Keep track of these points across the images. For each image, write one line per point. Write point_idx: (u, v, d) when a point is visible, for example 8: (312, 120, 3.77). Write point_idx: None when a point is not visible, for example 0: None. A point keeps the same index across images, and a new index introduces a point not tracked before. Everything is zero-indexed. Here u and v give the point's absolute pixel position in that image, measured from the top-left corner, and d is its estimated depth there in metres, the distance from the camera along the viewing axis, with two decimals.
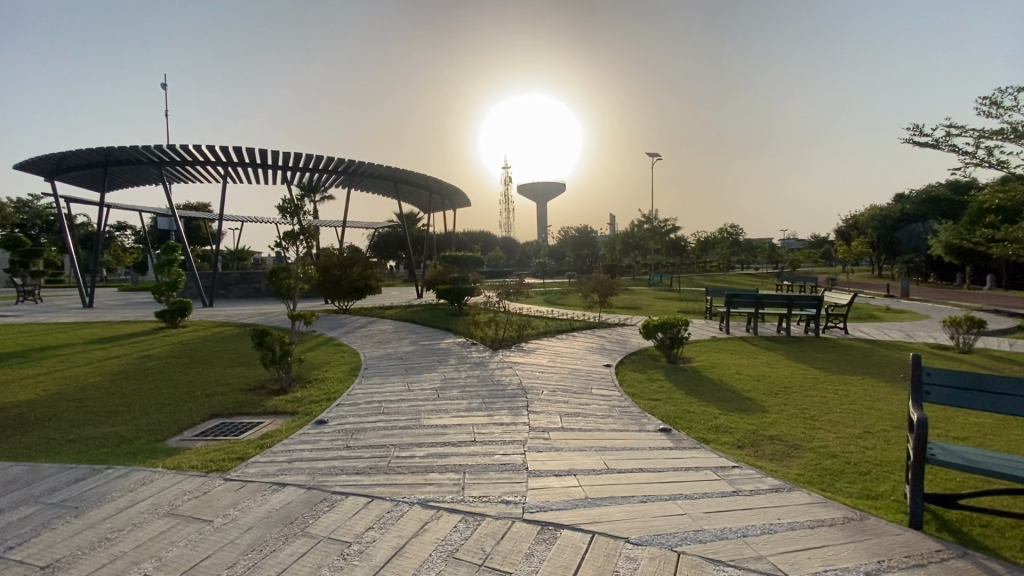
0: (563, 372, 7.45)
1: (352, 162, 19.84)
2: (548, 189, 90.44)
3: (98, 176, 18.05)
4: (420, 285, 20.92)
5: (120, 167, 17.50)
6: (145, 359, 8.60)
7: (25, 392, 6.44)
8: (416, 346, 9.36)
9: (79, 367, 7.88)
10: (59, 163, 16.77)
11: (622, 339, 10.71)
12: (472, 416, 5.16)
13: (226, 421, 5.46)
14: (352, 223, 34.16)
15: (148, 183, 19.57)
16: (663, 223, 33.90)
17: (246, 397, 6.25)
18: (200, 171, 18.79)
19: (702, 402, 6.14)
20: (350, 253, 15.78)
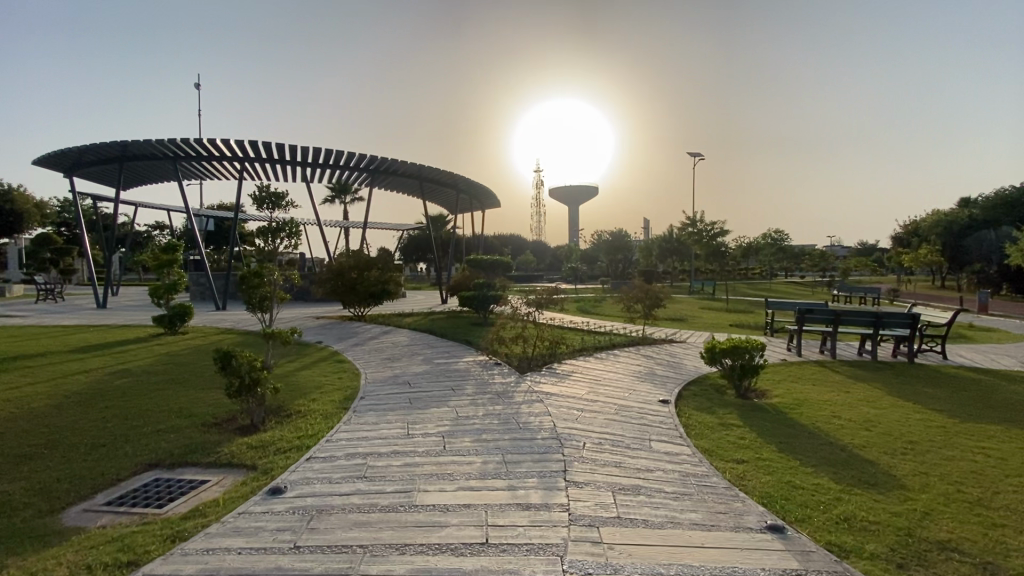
0: (608, 409, 5.81)
1: (376, 159, 18.66)
2: (581, 194, 88.20)
3: (115, 171, 17.37)
4: (444, 291, 19.57)
5: (137, 162, 16.74)
6: (118, 373, 7.41)
7: None
8: (429, 367, 7.91)
9: (35, 380, 6.71)
10: (74, 158, 16.12)
11: (675, 362, 8.93)
12: (485, 491, 3.62)
13: (161, 478, 4.07)
14: (380, 224, 33.31)
15: (168, 179, 18.88)
16: (708, 228, 31.63)
17: (204, 437, 4.89)
18: (219, 166, 17.95)
19: (808, 468, 4.42)
20: (367, 255, 14.53)
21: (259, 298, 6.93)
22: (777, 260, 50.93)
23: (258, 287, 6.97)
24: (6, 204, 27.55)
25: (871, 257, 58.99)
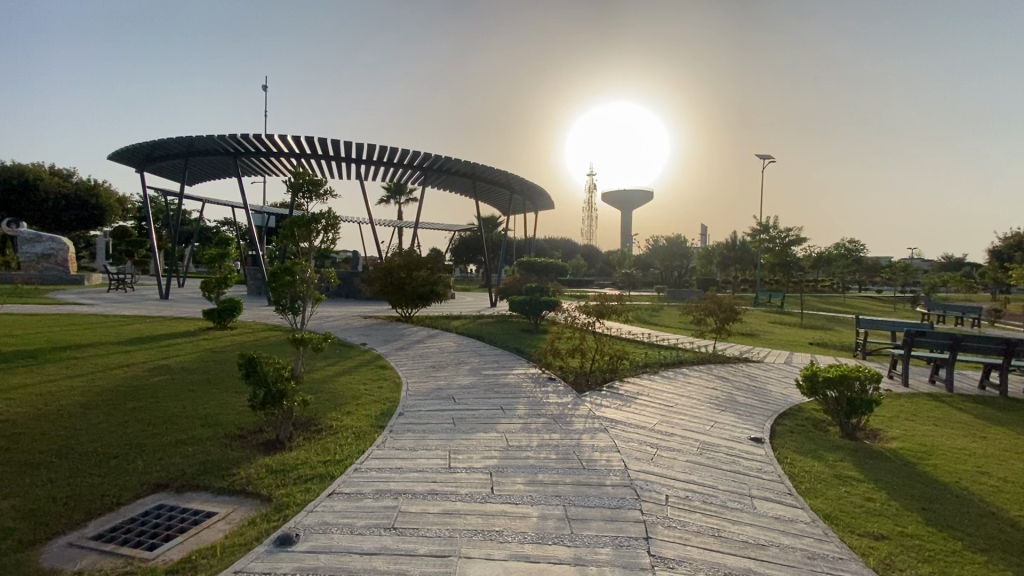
0: (689, 446, 4.78)
1: (431, 157, 18.24)
2: (636, 198, 85.77)
3: (182, 166, 17.90)
4: (494, 294, 18.89)
5: (202, 157, 17.15)
6: (157, 370, 7.08)
7: None
8: (476, 379, 7.14)
9: (73, 373, 6.44)
10: (144, 153, 16.71)
11: (756, 387, 7.71)
12: (544, 564, 2.75)
13: (165, 504, 3.46)
14: (432, 225, 33.24)
15: (230, 175, 19.31)
16: (778, 236, 29.29)
17: (224, 453, 4.29)
18: (278, 163, 18.14)
19: (981, 558, 3.25)
20: (417, 255, 14.04)
21: (290, 299, 6.33)
22: (850, 272, 47.04)
23: (289, 285, 6.28)
24: (92, 199, 29.45)
25: (958, 272, 53.58)
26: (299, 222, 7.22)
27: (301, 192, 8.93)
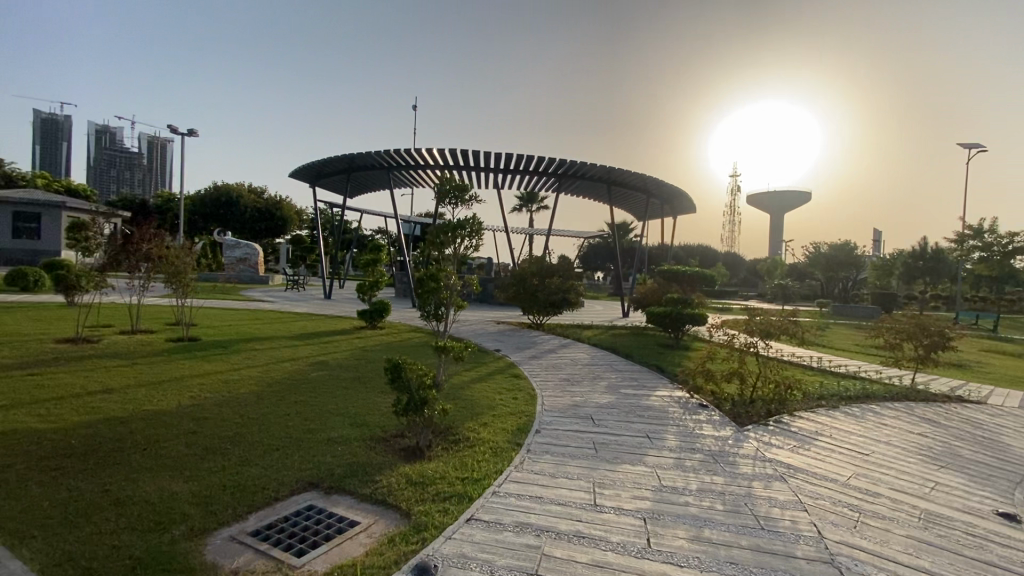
0: (906, 517, 3.67)
1: (566, 163, 17.97)
2: (789, 200, 76.63)
3: (345, 180, 20.04)
4: (627, 304, 17.96)
5: (361, 172, 19.02)
6: (317, 365, 7.71)
7: (171, 388, 5.61)
8: (616, 398, 6.54)
9: (251, 364, 7.24)
10: (316, 169, 18.99)
11: (985, 438, 5.93)
12: None
13: (314, 506, 3.49)
14: (562, 232, 33.13)
15: (384, 187, 21.15)
16: (993, 242, 23.48)
17: (367, 457, 4.30)
18: (424, 174, 19.39)
19: None
20: (551, 262, 13.81)
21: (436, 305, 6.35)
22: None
23: (433, 292, 6.40)
24: (277, 212, 34.79)
25: None
26: (445, 229, 7.35)
27: (445, 197, 9.19)
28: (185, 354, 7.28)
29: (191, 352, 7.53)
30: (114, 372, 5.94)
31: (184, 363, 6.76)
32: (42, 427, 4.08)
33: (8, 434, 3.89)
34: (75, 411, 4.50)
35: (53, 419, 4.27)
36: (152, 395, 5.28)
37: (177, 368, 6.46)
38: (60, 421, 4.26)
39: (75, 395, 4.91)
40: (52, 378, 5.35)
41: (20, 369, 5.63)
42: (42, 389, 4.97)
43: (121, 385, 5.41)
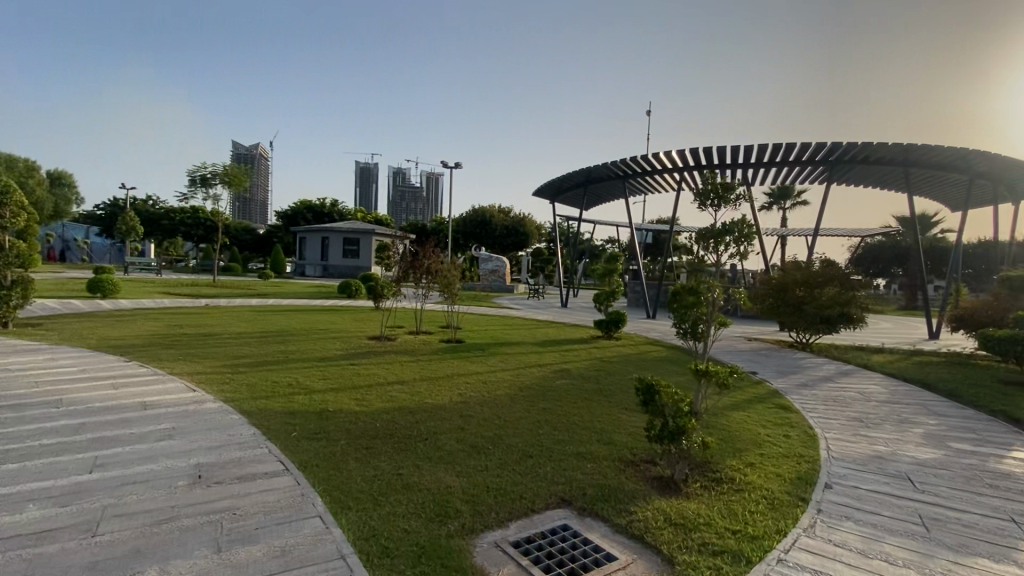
0: None
1: (840, 149, 14.79)
2: None
3: (582, 193, 20.67)
4: (936, 322, 13.70)
5: (597, 183, 19.37)
6: (561, 372, 7.79)
7: (444, 384, 6.33)
8: (943, 455, 4.81)
9: (505, 365, 7.75)
10: (556, 186, 20.11)
11: None
12: None
13: (569, 527, 3.35)
14: (828, 233, 27.69)
15: (619, 196, 21.11)
16: None
17: (619, 481, 4.02)
18: (660, 179, 18.61)
19: None
20: (821, 269, 11.47)
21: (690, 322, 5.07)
22: None
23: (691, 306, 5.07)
24: (521, 227, 38.49)
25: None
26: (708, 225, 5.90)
27: None
28: (453, 353, 8.31)
29: (457, 351, 8.62)
30: (405, 365, 7.15)
31: (452, 361, 7.74)
32: (358, 409, 5.06)
33: (339, 412, 4.93)
34: (379, 398, 5.47)
35: (365, 403, 5.26)
36: (431, 388, 6.10)
37: (447, 366, 7.30)
38: (371, 405, 5.24)
39: (379, 384, 6.03)
40: (365, 368, 6.70)
41: (346, 359, 7.25)
42: (360, 377, 6.26)
43: (409, 378, 6.43)
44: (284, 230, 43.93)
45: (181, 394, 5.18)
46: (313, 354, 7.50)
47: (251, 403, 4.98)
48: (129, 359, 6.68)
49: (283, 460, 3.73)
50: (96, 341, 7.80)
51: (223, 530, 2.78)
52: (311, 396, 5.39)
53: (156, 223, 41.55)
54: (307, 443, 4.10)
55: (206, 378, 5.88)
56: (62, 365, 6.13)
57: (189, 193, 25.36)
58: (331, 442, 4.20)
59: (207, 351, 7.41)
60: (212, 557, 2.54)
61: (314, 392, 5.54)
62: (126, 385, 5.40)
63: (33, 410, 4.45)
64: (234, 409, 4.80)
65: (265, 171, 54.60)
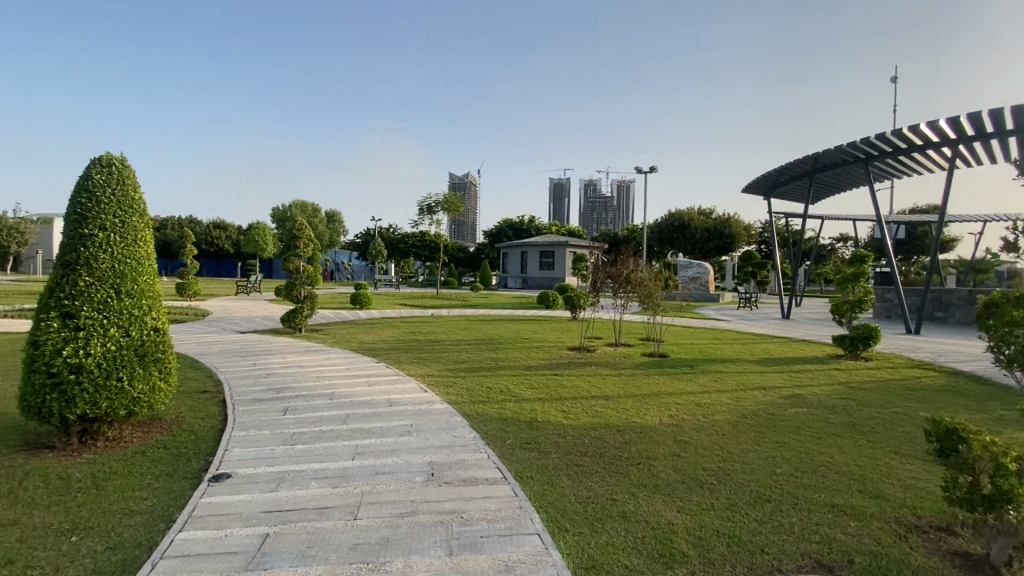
0: None
1: None
2: None
3: (807, 185, 17.65)
4: None
5: (826, 172, 16.29)
6: (795, 396, 6.46)
7: (653, 402, 5.82)
8: None
9: (722, 384, 6.82)
10: (771, 180, 17.58)
11: None
12: None
13: None
14: None
15: (857, 184, 17.41)
16: None
17: (902, 551, 3.05)
18: (921, 158, 14.68)
19: None
20: None
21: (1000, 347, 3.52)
22: None
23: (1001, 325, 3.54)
24: (727, 229, 34.93)
25: None
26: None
27: None
28: (660, 367, 7.71)
29: (663, 365, 8.04)
30: (609, 378, 6.91)
31: (659, 375, 7.20)
32: (566, 422, 4.99)
33: (547, 423, 4.94)
34: (585, 413, 5.32)
35: (573, 416, 5.17)
36: (638, 404, 5.74)
37: (654, 383, 6.72)
38: (579, 418, 5.14)
39: (585, 397, 5.91)
40: (569, 380, 6.66)
41: (551, 369, 7.34)
42: (565, 388, 6.24)
43: (615, 393, 6.14)
44: (490, 247, 48.48)
45: (416, 394, 5.87)
46: (520, 363, 7.83)
47: (470, 407, 5.36)
48: (377, 360, 7.96)
49: (499, 467, 3.84)
50: (355, 345, 9.55)
51: (453, 533, 2.92)
52: (522, 404, 5.55)
53: (394, 247, 50.23)
54: (520, 453, 4.17)
55: (434, 380, 6.59)
56: (334, 364, 7.61)
57: (417, 219, 29.86)
58: (542, 454, 4.18)
59: (433, 356, 8.36)
60: (444, 559, 2.66)
61: (524, 401, 5.70)
62: (377, 383, 6.38)
63: (317, 400, 5.56)
64: (457, 411, 5.21)
65: (473, 195, 61.25)
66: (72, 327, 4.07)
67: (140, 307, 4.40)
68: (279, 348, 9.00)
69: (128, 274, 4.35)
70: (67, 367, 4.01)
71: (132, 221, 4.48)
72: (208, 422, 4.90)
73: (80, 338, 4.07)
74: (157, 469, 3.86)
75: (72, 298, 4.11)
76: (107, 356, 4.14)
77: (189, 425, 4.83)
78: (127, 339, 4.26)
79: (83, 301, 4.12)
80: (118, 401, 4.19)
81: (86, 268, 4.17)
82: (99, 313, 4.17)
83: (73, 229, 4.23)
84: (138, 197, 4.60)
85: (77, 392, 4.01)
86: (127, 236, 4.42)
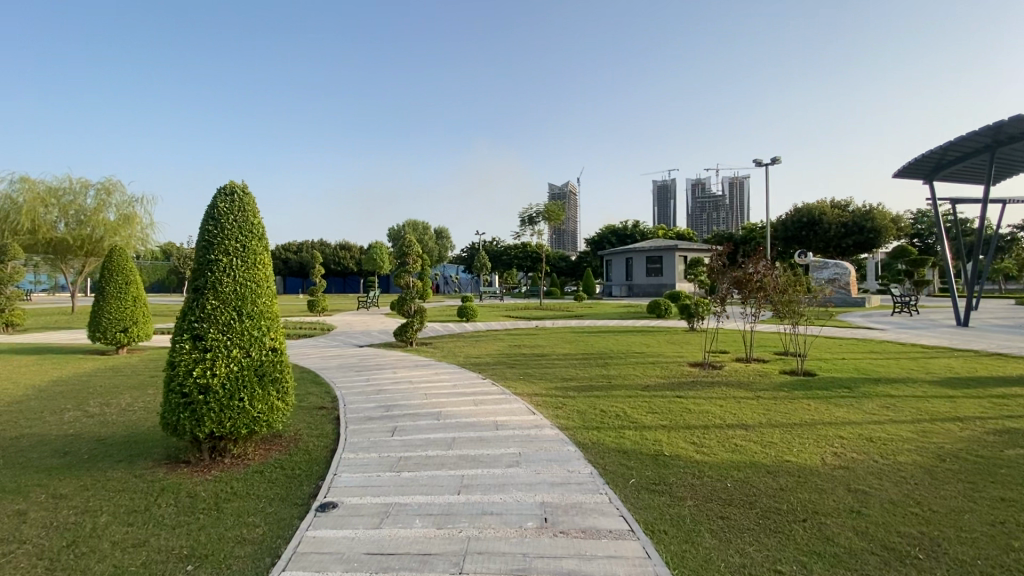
0: None
1: None
2: None
3: (986, 162, 14.47)
4: None
5: (1014, 145, 13.18)
6: (1008, 430, 4.95)
7: (807, 436, 4.79)
8: None
9: (896, 414, 5.48)
10: (935, 161, 14.70)
11: None
12: None
13: None
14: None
15: None
16: None
17: None
18: None
19: None
20: None
21: None
22: None
23: None
24: (868, 223, 30.37)
25: None
26: None
27: None
28: (807, 390, 6.49)
29: (809, 384, 6.78)
30: (744, 402, 5.92)
31: (809, 399, 6.01)
32: (700, 459, 4.23)
33: (677, 460, 4.22)
34: (722, 447, 4.50)
35: (706, 451, 4.39)
36: (789, 437, 4.74)
37: (803, 410, 5.61)
38: (715, 454, 4.34)
39: (718, 426, 5.06)
40: (696, 404, 5.82)
41: (672, 390, 6.53)
42: (692, 414, 5.43)
43: (755, 422, 5.19)
44: (593, 255, 47.42)
45: (525, 416, 5.46)
46: (635, 381, 7.09)
47: (583, 434, 4.81)
48: (483, 377, 7.70)
49: (625, 516, 3.24)
50: (462, 359, 9.46)
51: None
52: (643, 433, 4.87)
53: (498, 259, 51.29)
54: (647, 497, 3.53)
55: (542, 400, 6.13)
56: (441, 380, 7.48)
57: (520, 231, 29.98)
58: (675, 501, 3.50)
59: (540, 372, 7.91)
60: None
61: (644, 429, 5.01)
62: (483, 403, 6.07)
63: (424, 421, 5.38)
64: (569, 439, 4.68)
65: (575, 203, 60.73)
66: (201, 348, 4.28)
67: (259, 328, 4.53)
68: (390, 363, 9.17)
69: (249, 296, 4.51)
70: (197, 388, 4.22)
71: (252, 245, 4.66)
72: (322, 442, 4.92)
73: (208, 359, 4.26)
74: (272, 493, 3.85)
75: (201, 321, 4.32)
76: (230, 377, 4.29)
77: (305, 443, 4.89)
78: (247, 360, 4.39)
79: (210, 324, 4.32)
80: (240, 420, 4.33)
81: (213, 292, 4.38)
82: (223, 334, 4.35)
83: (203, 255, 4.49)
84: (257, 222, 4.78)
85: (205, 411, 4.20)
86: (247, 259, 4.60)
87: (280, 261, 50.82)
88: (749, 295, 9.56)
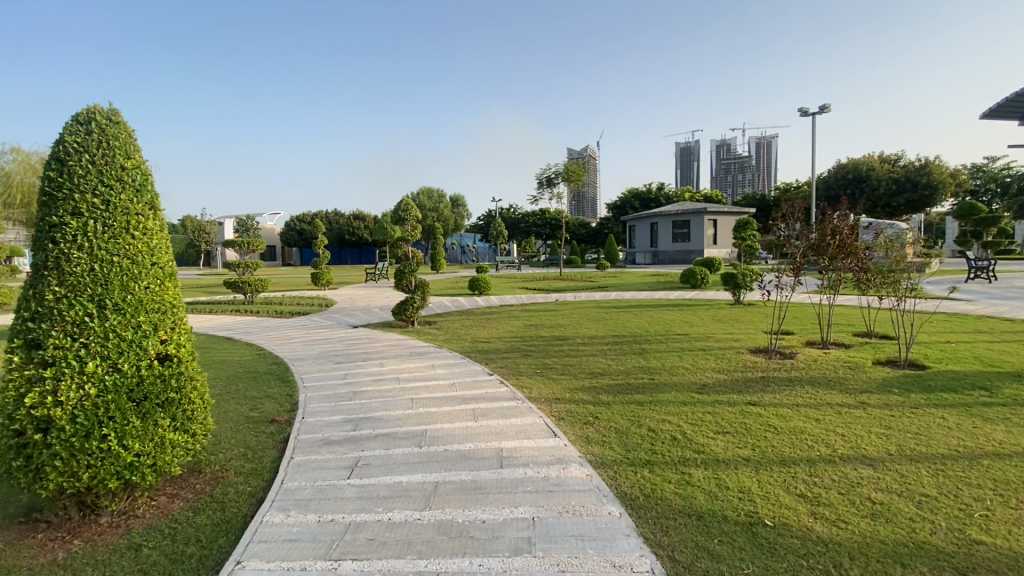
0: None
1: None
2: None
3: None
4: None
5: None
6: None
7: (975, 480, 3.08)
8: None
9: None
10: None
11: None
12: None
13: None
14: None
15: None
16: None
17: None
18: None
19: None
20: None
21: None
22: None
23: None
24: (922, 178, 27.44)
25: None
26: None
27: None
28: (928, 393, 4.74)
29: (926, 383, 5.01)
30: (848, 415, 4.24)
31: (942, 411, 4.25)
32: (825, 535, 2.60)
33: (788, 536, 2.58)
34: (853, 506, 2.84)
35: (828, 517, 2.75)
36: (947, 485, 3.05)
37: (943, 430, 3.89)
38: (844, 521, 2.71)
39: (829, 462, 3.40)
40: (781, 420, 4.17)
41: (740, 394, 4.87)
42: (783, 440, 3.76)
43: (881, 453, 3.50)
44: (615, 221, 45.17)
45: (542, 440, 3.87)
46: (686, 378, 5.44)
47: (630, 480, 3.19)
48: (491, 371, 6.10)
49: None
50: (468, 344, 7.90)
51: None
52: (718, 475, 3.25)
53: (515, 227, 49.41)
54: None
55: (567, 410, 4.53)
56: (437, 376, 5.93)
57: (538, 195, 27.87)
58: None
59: (563, 364, 6.29)
60: None
61: (720, 465, 3.39)
62: (485, 416, 4.48)
63: (400, 449, 3.82)
64: (609, 490, 3.08)
65: (596, 168, 57.96)
66: (39, 361, 2.77)
67: (134, 327, 2.98)
68: (382, 349, 7.69)
69: (115, 279, 2.94)
70: (33, 423, 2.74)
71: (120, 202, 3.05)
72: (248, 485, 3.43)
73: (47, 379, 2.75)
74: None
75: (39, 320, 2.80)
76: (84, 405, 2.79)
77: (225, 487, 3.41)
78: (113, 376, 2.87)
79: (51, 323, 2.79)
80: (106, 469, 2.85)
81: (56, 274, 2.84)
82: (72, 338, 2.82)
83: (42, 217, 2.92)
84: (133, 168, 3.17)
85: (46, 459, 2.73)
86: (113, 224, 3.00)
87: (293, 232, 50.03)
88: (828, 262, 7.51)
